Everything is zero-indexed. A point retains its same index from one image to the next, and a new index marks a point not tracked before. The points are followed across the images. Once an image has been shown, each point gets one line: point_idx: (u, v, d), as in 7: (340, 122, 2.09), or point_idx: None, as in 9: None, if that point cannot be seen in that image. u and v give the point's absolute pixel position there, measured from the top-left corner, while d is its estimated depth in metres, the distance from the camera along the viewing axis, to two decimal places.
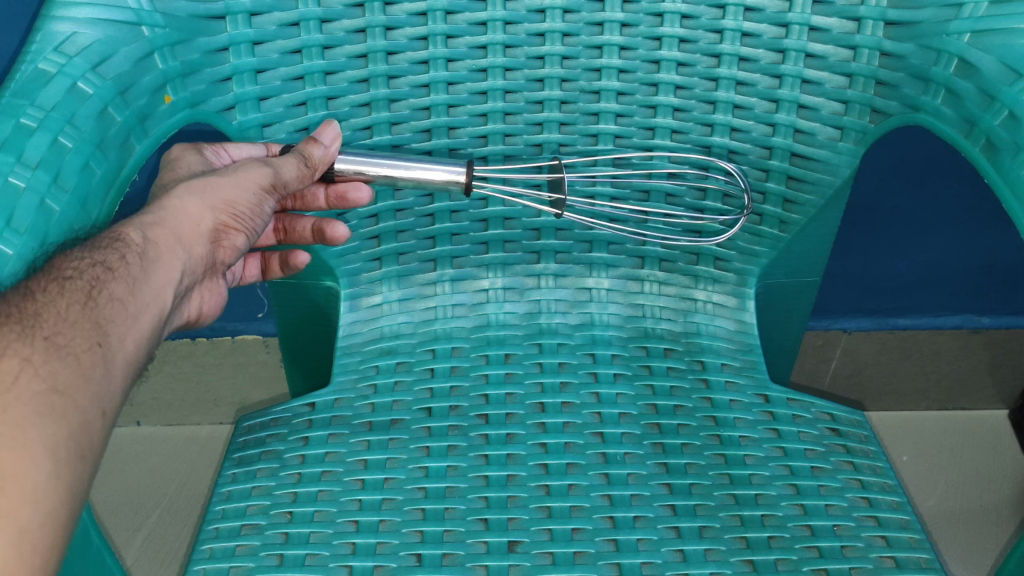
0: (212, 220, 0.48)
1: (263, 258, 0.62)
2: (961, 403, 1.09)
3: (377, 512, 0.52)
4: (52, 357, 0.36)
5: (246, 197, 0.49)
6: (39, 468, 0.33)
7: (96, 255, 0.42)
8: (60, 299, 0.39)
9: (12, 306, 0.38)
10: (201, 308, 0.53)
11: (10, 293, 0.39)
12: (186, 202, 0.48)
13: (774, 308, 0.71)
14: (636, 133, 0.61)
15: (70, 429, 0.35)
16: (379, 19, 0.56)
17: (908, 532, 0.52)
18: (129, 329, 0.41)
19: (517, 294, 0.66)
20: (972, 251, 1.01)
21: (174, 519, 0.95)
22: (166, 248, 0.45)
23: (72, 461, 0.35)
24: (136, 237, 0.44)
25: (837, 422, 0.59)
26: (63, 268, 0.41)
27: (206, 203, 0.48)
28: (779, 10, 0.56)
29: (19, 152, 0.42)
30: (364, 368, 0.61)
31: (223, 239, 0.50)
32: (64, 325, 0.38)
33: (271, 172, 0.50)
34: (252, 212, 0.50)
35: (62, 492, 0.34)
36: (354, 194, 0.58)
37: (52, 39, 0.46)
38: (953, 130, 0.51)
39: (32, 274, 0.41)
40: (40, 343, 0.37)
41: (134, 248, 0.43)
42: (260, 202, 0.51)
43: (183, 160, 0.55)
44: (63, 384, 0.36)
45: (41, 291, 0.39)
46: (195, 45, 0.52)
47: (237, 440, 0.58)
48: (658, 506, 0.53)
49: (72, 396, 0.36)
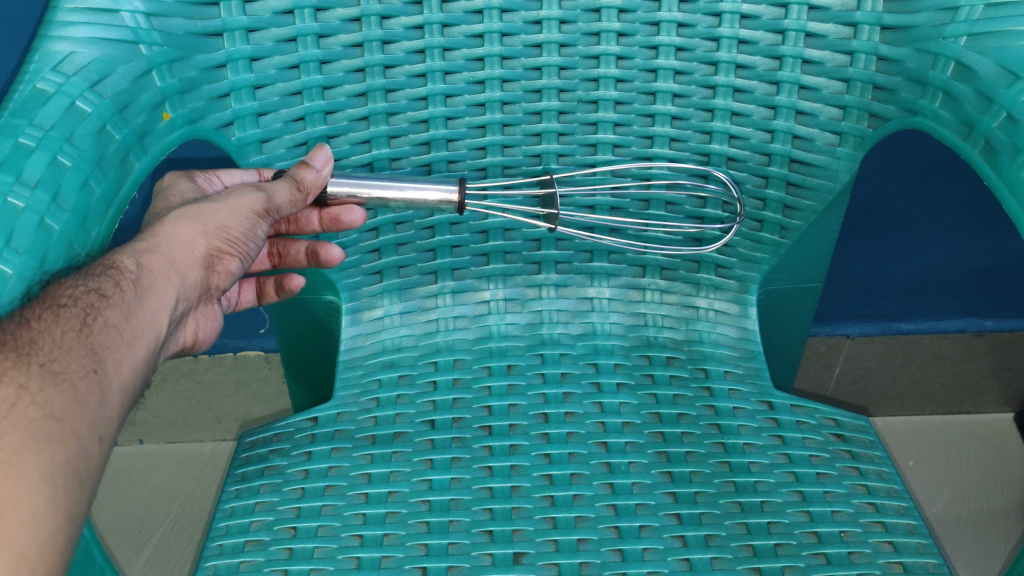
0: (206, 247, 0.47)
1: (257, 281, 0.62)
2: (966, 407, 1.09)
3: (382, 525, 0.52)
4: (47, 385, 0.36)
5: (239, 222, 0.49)
6: (35, 494, 0.33)
7: (90, 282, 0.41)
8: (55, 327, 0.39)
9: (7, 333, 0.38)
10: (197, 333, 0.54)
11: (6, 320, 0.39)
12: (180, 228, 0.47)
13: (777, 315, 0.71)
14: (635, 142, 0.61)
15: (67, 455, 0.35)
16: (377, 33, 0.56)
17: (916, 537, 0.52)
18: (125, 355, 0.41)
19: (518, 305, 0.66)
20: (972, 254, 1.01)
21: (178, 536, 0.95)
22: (160, 275, 0.45)
23: (69, 485, 0.35)
24: (129, 264, 0.43)
25: (841, 428, 0.58)
26: (59, 295, 0.41)
27: (199, 229, 0.47)
28: (775, 17, 0.56)
29: (19, 171, 0.42)
30: (366, 382, 0.61)
31: (217, 264, 0.49)
32: (59, 352, 0.38)
33: (264, 198, 0.50)
34: (245, 237, 0.50)
35: (60, 516, 0.34)
36: (348, 216, 0.57)
37: (51, 58, 0.46)
38: (951, 133, 0.51)
39: (28, 300, 0.40)
40: (36, 370, 0.37)
41: (128, 275, 0.43)
42: (254, 227, 0.50)
43: (176, 188, 0.55)
44: (60, 411, 0.36)
45: (36, 318, 0.39)
46: (192, 62, 0.52)
47: (240, 456, 0.58)
48: (664, 515, 0.52)
49: (69, 421, 0.36)
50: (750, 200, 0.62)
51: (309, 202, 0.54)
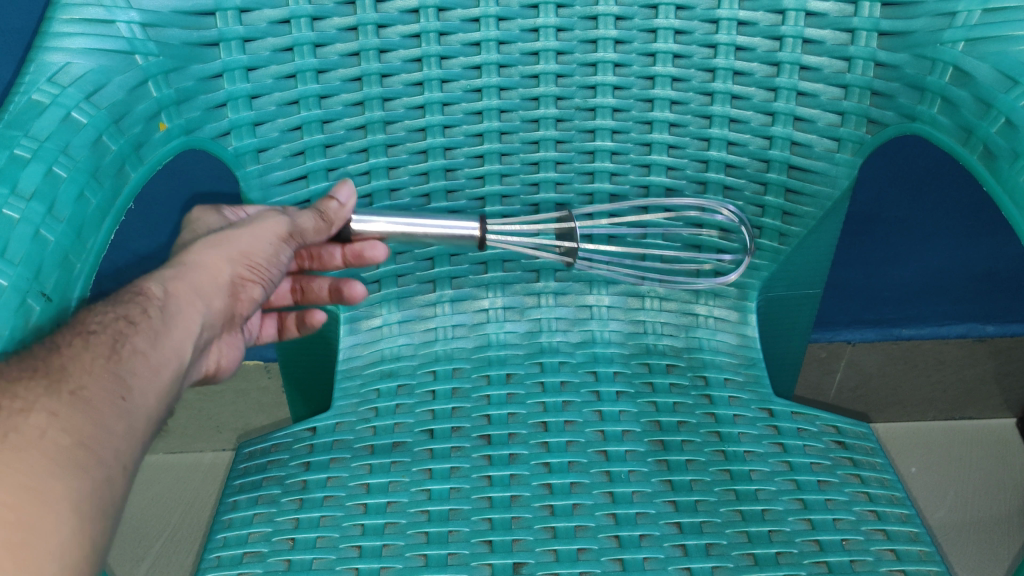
0: (230, 272, 0.50)
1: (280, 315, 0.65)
2: (968, 412, 1.10)
3: (381, 536, 0.51)
4: (77, 412, 0.36)
5: (262, 247, 0.51)
6: (62, 526, 0.33)
7: (119, 309, 0.43)
8: (84, 353, 0.39)
9: (38, 360, 0.38)
10: (219, 361, 0.55)
11: (36, 347, 0.39)
12: (206, 255, 0.49)
13: (775, 320, 0.70)
14: (634, 149, 0.62)
15: (93, 484, 0.35)
16: (373, 42, 0.56)
17: (918, 545, 0.51)
18: (154, 382, 0.41)
19: (517, 313, 0.66)
20: (972, 258, 1.01)
21: (177, 547, 0.95)
22: (186, 302, 0.46)
23: (94, 516, 0.34)
24: (157, 291, 0.45)
25: (842, 435, 0.58)
26: (88, 321, 0.41)
27: (226, 254, 0.49)
28: (773, 23, 0.56)
29: (14, 182, 0.42)
30: (364, 392, 0.61)
31: (241, 291, 0.51)
32: (89, 378, 0.38)
33: (287, 222, 0.53)
34: (267, 262, 0.52)
35: (86, 548, 0.34)
36: (371, 252, 0.60)
37: (46, 70, 0.45)
38: (950, 139, 0.51)
39: (57, 328, 0.41)
40: (66, 397, 0.37)
41: (155, 302, 0.44)
42: (278, 252, 0.53)
43: (201, 220, 0.58)
44: (87, 438, 0.36)
45: (66, 345, 0.39)
46: (188, 72, 0.52)
47: (238, 467, 0.58)
48: (664, 524, 0.52)
49: (96, 450, 0.36)
50: (749, 206, 0.62)
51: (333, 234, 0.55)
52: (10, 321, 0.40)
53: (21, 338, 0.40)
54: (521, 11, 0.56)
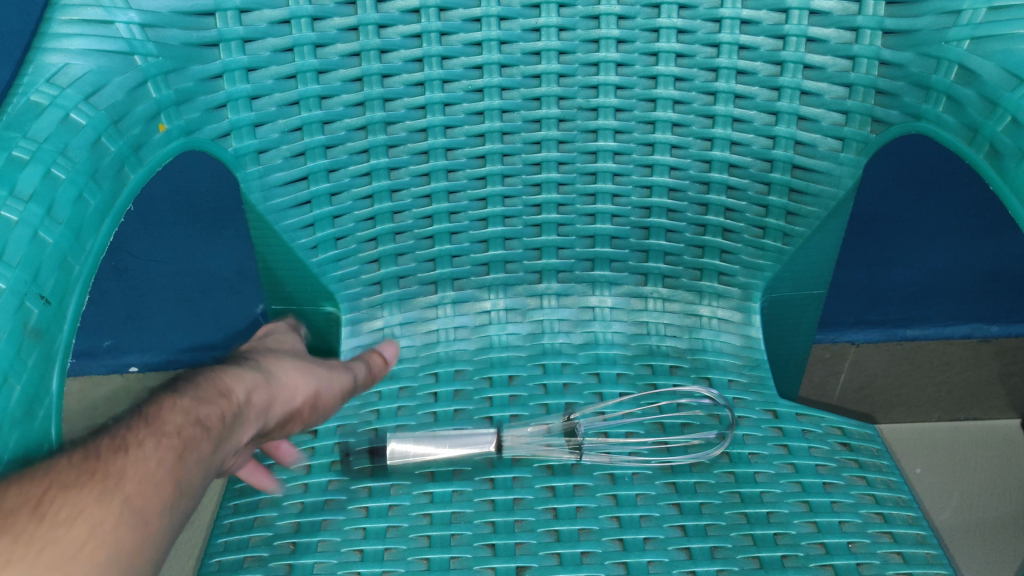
0: (296, 396, 0.48)
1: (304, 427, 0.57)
2: (973, 413, 1.10)
3: (383, 539, 0.51)
4: (130, 519, 0.33)
5: (332, 388, 0.51)
6: None
7: (194, 413, 0.40)
8: (152, 455, 0.37)
9: (101, 458, 0.35)
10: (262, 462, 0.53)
11: (108, 439, 0.37)
12: (285, 371, 0.48)
13: (780, 321, 0.70)
14: (636, 149, 0.61)
15: None
16: (374, 42, 0.56)
17: (925, 547, 0.51)
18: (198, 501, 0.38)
19: (519, 315, 0.66)
20: (977, 258, 1.01)
21: (183, 544, 1.01)
22: (247, 416, 0.44)
23: None
24: (233, 398, 0.43)
25: (848, 437, 0.58)
26: (166, 421, 0.39)
27: (307, 383, 0.49)
28: (776, 22, 0.56)
29: (13, 184, 0.41)
30: (366, 394, 0.61)
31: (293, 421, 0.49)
32: (147, 479, 0.35)
33: (350, 381, 0.53)
34: (332, 398, 0.51)
35: None
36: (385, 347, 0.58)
37: (45, 71, 0.45)
38: (956, 138, 0.51)
39: (134, 422, 0.39)
40: (126, 498, 0.34)
41: (225, 410, 0.42)
42: (337, 403, 0.52)
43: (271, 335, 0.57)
44: (134, 551, 0.33)
45: (137, 442, 0.37)
46: (188, 73, 0.52)
47: (238, 470, 0.57)
48: (668, 527, 0.52)
49: (137, 559, 0.33)
50: (752, 206, 0.62)
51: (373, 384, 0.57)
52: (10, 323, 0.39)
53: (21, 339, 0.39)
54: (523, 11, 0.56)
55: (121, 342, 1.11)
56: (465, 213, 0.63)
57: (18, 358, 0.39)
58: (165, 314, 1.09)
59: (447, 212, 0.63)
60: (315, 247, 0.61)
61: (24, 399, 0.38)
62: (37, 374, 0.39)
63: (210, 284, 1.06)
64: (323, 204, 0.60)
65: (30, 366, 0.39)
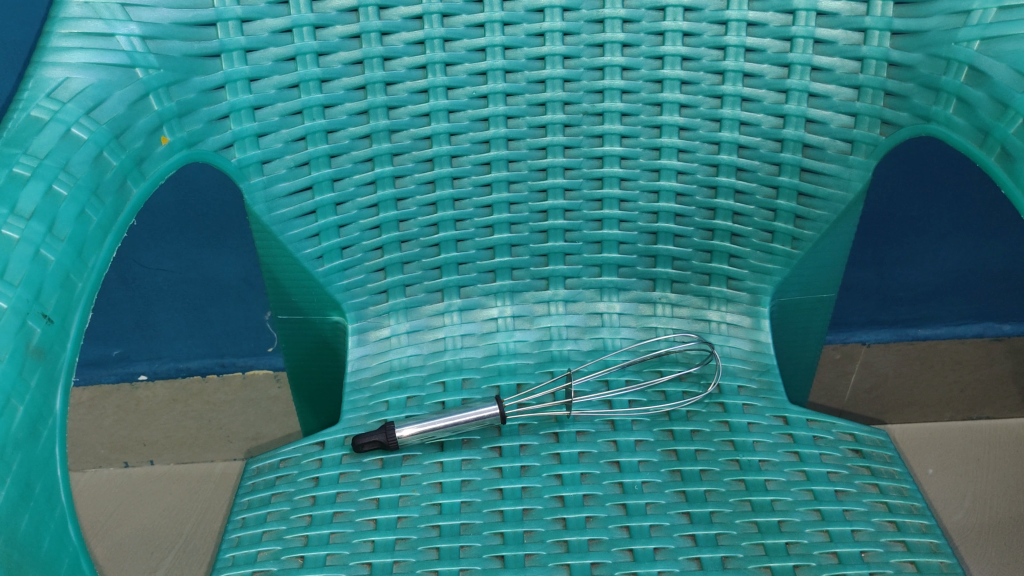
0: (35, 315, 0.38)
1: (323, 441, 0.58)
2: (986, 413, 1.14)
3: (391, 552, 0.50)
4: None
5: (84, 261, 0.43)
6: (27, 546, 0.35)
7: None
8: None
9: None
10: None
11: None
12: (40, 284, 0.40)
13: (790, 327, 0.69)
14: (642, 154, 0.61)
15: (18, 550, 0.34)
16: (377, 50, 0.56)
17: (939, 556, 0.49)
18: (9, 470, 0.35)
19: (527, 322, 0.66)
20: (989, 257, 1.05)
21: (196, 545, 1.03)
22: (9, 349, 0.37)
23: (38, 556, 0.36)
24: None
25: (860, 444, 0.57)
26: None
27: (58, 285, 0.41)
28: (783, 24, 0.55)
29: (13, 203, 0.40)
30: (374, 404, 0.61)
31: (64, 274, 0.41)
32: None
33: (102, 251, 0.44)
34: (80, 278, 0.42)
35: (49, 559, 0.36)
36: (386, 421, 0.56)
37: (44, 86, 0.44)
38: (966, 140, 0.50)
39: None
40: None
41: None
42: (91, 264, 0.43)
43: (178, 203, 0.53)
44: (14, 524, 0.34)
45: None
46: (190, 85, 0.51)
47: (246, 483, 0.57)
48: (678, 537, 0.51)
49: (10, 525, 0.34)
50: (761, 210, 0.61)
51: (127, 220, 0.47)
52: (12, 342, 0.37)
53: (23, 359, 0.37)
54: (526, 15, 0.56)
55: (129, 352, 1.11)
56: (471, 220, 0.63)
57: (20, 378, 0.37)
58: (172, 323, 1.09)
59: (453, 220, 0.62)
60: (320, 257, 0.61)
61: (29, 420, 0.37)
62: (41, 395, 0.38)
63: (216, 292, 1.07)
64: (328, 214, 0.60)
65: (33, 388, 0.37)
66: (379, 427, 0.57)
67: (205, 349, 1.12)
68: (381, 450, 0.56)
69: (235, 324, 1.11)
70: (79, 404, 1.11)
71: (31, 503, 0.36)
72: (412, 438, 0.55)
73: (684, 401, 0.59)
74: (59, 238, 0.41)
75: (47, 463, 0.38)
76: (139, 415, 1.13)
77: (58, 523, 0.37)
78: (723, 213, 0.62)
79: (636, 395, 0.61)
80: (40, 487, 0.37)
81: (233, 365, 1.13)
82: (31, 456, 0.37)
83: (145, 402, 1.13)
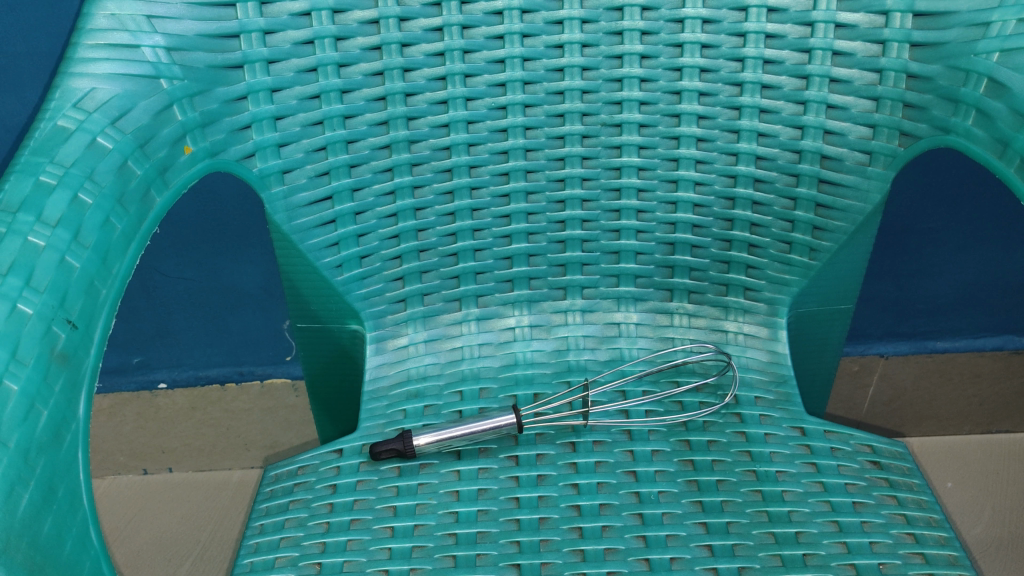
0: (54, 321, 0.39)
1: (339, 450, 0.58)
2: (1006, 425, 1.13)
3: (408, 560, 0.50)
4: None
5: (106, 268, 0.43)
6: (49, 550, 0.35)
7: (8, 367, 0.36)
8: None
9: None
10: None
11: None
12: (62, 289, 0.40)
13: (807, 338, 0.68)
14: (660, 164, 0.61)
15: (42, 553, 0.35)
16: (397, 61, 0.56)
17: (957, 568, 0.49)
18: (32, 472, 0.35)
19: (544, 331, 0.66)
20: (1006, 270, 1.05)
21: (214, 550, 1.04)
22: (32, 354, 0.37)
23: (59, 558, 0.36)
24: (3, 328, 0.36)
25: (878, 455, 0.57)
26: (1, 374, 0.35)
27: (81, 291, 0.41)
28: (801, 36, 0.55)
29: (39, 210, 0.41)
30: (391, 412, 0.61)
31: (86, 280, 0.42)
32: None
33: (123, 260, 0.44)
34: (102, 286, 0.43)
35: (68, 561, 0.37)
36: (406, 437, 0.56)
37: (71, 96, 0.45)
38: (986, 152, 0.49)
39: None
40: None
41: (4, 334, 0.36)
42: (112, 272, 0.43)
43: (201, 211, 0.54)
44: (37, 527, 0.35)
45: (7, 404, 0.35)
46: (213, 95, 0.52)
47: (264, 490, 0.58)
48: (695, 547, 0.51)
49: (34, 525, 0.35)
50: (779, 221, 0.61)
51: (149, 228, 0.47)
52: (38, 347, 0.38)
53: (48, 364, 0.38)
54: (545, 27, 0.57)
55: (149, 359, 1.12)
56: (489, 230, 0.63)
57: (44, 384, 0.37)
58: (192, 332, 1.11)
59: (471, 230, 0.63)
60: (339, 265, 0.62)
61: (51, 424, 0.37)
62: (64, 400, 0.38)
63: (235, 301, 1.08)
64: (347, 223, 0.60)
65: (57, 393, 0.38)
66: (397, 435, 0.57)
67: (225, 357, 1.13)
68: (397, 458, 0.57)
69: (254, 332, 1.12)
70: (99, 411, 1.12)
71: (54, 505, 0.36)
72: (429, 447, 0.56)
73: (701, 411, 0.59)
74: (81, 245, 0.42)
75: (70, 467, 0.38)
76: (158, 423, 1.14)
77: (80, 526, 0.38)
78: (740, 223, 0.62)
79: (647, 400, 0.60)
80: (64, 491, 0.37)
81: (252, 374, 1.14)
82: (54, 460, 0.37)
83: (164, 409, 1.14)
